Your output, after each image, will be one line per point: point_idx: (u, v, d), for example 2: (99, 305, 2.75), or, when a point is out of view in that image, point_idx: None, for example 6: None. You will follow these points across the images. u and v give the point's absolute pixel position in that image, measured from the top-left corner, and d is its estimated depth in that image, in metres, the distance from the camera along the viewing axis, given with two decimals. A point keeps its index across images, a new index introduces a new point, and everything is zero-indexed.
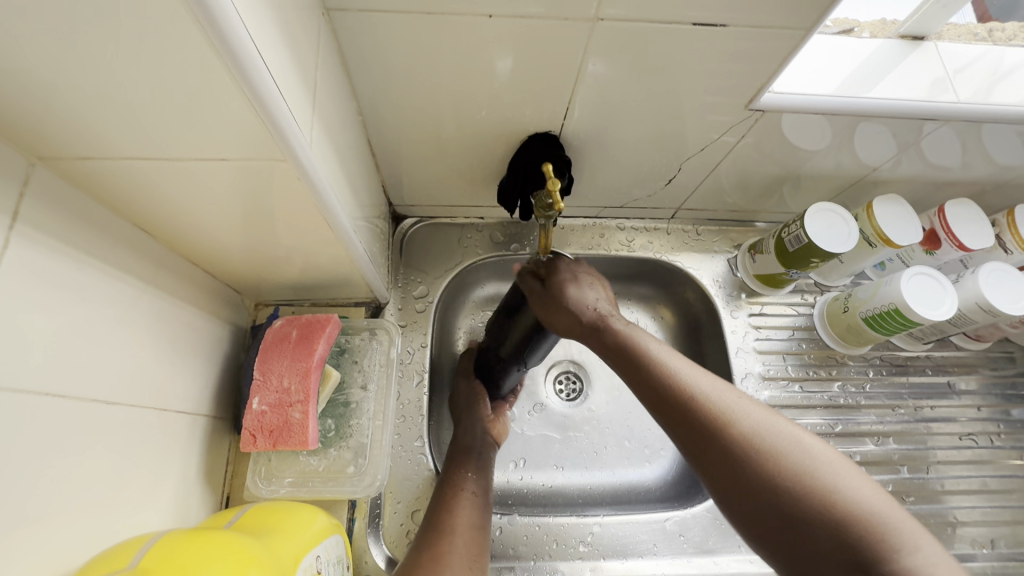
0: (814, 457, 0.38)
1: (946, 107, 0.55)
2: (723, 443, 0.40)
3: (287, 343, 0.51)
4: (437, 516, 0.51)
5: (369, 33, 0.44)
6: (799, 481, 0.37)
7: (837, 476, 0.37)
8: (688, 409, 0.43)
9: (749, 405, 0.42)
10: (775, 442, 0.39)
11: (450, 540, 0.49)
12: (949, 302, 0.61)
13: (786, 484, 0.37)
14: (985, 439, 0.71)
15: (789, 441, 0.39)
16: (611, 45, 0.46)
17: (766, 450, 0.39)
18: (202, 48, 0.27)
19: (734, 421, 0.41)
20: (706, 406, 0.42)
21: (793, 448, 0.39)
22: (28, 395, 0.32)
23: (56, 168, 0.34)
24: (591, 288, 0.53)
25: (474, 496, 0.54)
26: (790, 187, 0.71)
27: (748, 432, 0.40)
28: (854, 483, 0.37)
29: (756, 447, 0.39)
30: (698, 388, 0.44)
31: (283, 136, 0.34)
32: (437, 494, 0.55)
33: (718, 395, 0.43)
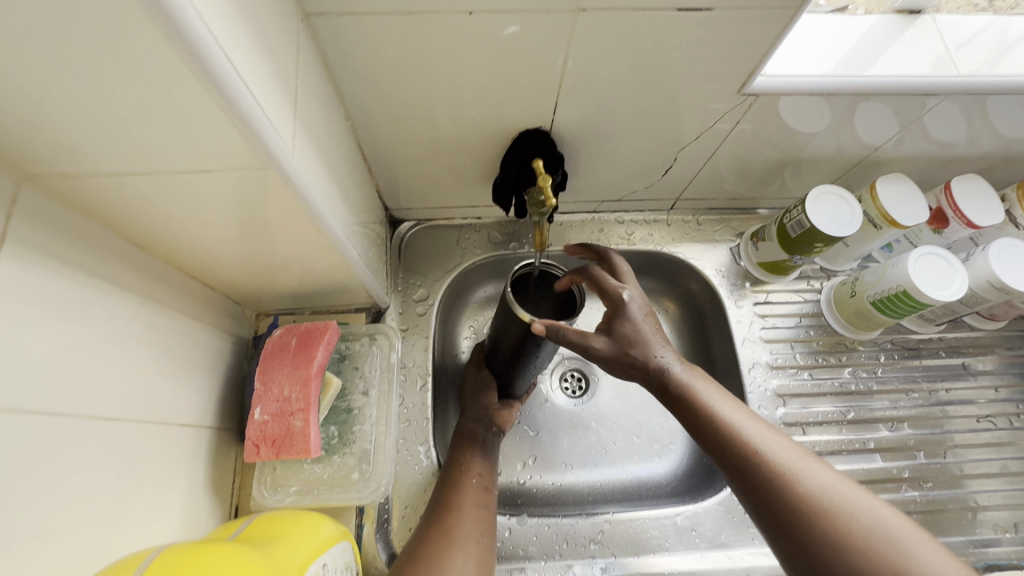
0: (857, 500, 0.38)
1: (946, 81, 0.54)
2: (792, 509, 0.38)
3: (287, 352, 0.51)
4: (442, 494, 0.52)
5: (351, 37, 0.44)
6: (875, 556, 0.35)
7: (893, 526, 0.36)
8: (756, 468, 0.40)
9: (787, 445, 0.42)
10: (852, 511, 0.37)
11: (457, 516, 0.49)
12: (959, 281, 0.60)
13: (860, 558, 0.35)
14: (1003, 421, 0.69)
15: (865, 515, 0.37)
16: (596, 36, 0.46)
17: (841, 522, 0.37)
18: (172, 60, 0.26)
19: (807, 487, 0.39)
20: (778, 469, 0.40)
21: (872, 517, 0.37)
22: (25, 415, 0.32)
23: (43, 187, 0.34)
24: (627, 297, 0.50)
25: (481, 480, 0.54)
26: (792, 172, 0.70)
27: (821, 497, 0.38)
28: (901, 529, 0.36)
29: (829, 514, 0.37)
30: (765, 446, 0.41)
31: (263, 146, 0.33)
32: (442, 475, 0.56)
33: (788, 458, 0.41)
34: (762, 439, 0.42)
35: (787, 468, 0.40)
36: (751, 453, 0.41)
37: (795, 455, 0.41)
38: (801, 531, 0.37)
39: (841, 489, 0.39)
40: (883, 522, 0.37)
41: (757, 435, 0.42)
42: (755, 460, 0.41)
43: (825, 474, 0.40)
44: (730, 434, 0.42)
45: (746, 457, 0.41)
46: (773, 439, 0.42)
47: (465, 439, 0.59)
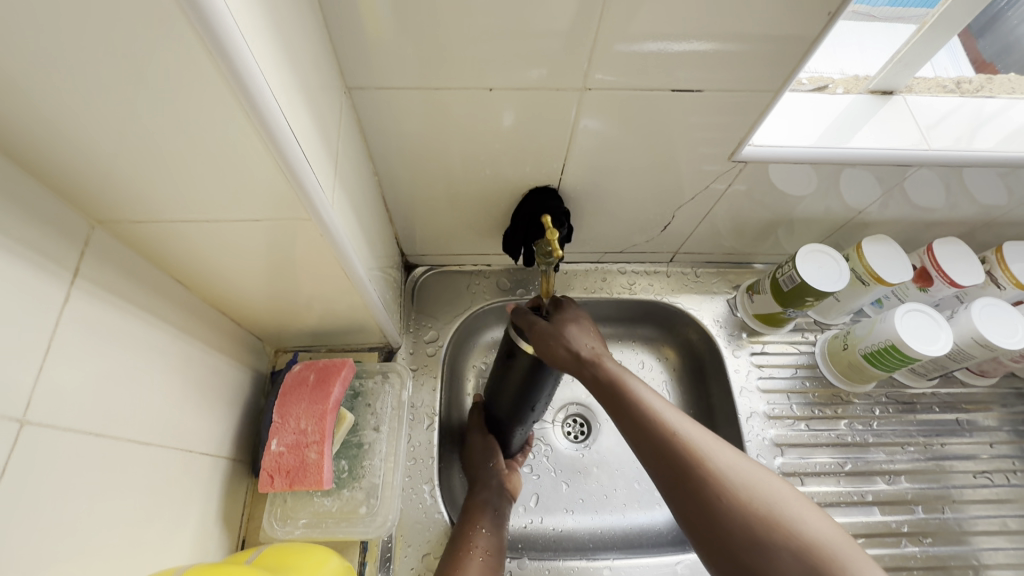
0: (778, 497, 0.39)
1: (917, 154, 0.59)
2: (697, 482, 0.40)
3: (305, 387, 0.54)
4: (446, 571, 0.52)
5: (385, 106, 0.50)
6: (759, 525, 0.38)
7: (802, 516, 0.38)
8: (669, 445, 0.42)
9: (718, 447, 0.42)
10: (746, 485, 0.40)
11: None
12: (945, 337, 0.63)
13: (751, 528, 0.38)
14: (1001, 478, 0.69)
15: (760, 487, 0.40)
16: (599, 109, 0.52)
17: (736, 493, 0.39)
18: (245, 128, 0.32)
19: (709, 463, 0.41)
20: (685, 445, 0.42)
21: (765, 488, 0.39)
22: (79, 434, 0.35)
23: (111, 230, 0.38)
24: (585, 332, 0.50)
25: (485, 558, 0.55)
26: (785, 230, 0.74)
27: (721, 471, 0.40)
28: (809, 516, 0.38)
29: (726, 489, 0.39)
30: (680, 428, 0.43)
31: (308, 199, 0.38)
32: (449, 547, 0.56)
33: (699, 437, 0.43)
34: (678, 419, 0.44)
35: (693, 444, 0.42)
36: (665, 433, 0.43)
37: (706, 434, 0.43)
38: (702, 502, 0.40)
39: (742, 462, 0.41)
40: (774, 493, 0.39)
41: (670, 412, 0.44)
42: (665, 438, 0.42)
43: (726, 449, 0.42)
44: (650, 417, 0.44)
45: (659, 434, 0.43)
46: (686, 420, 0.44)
47: (475, 507, 0.60)
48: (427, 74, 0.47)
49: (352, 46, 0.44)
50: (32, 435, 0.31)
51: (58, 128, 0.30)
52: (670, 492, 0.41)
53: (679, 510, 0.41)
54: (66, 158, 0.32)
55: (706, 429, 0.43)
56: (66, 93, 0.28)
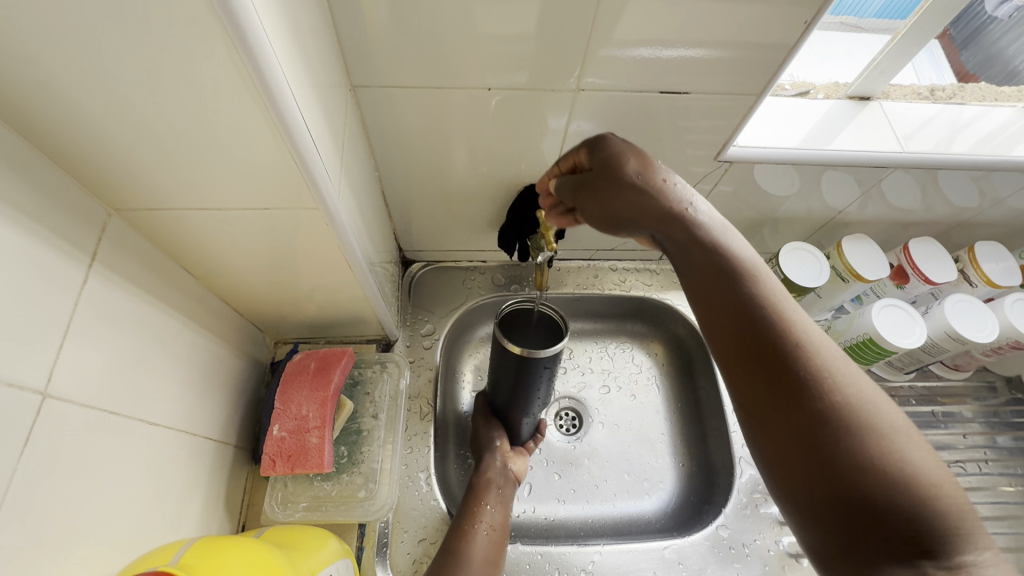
0: (879, 416, 0.31)
1: (892, 156, 0.62)
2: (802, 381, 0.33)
3: (306, 375, 0.55)
4: (452, 544, 0.54)
5: (387, 105, 0.52)
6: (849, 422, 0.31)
7: (905, 445, 0.30)
8: (764, 322, 0.35)
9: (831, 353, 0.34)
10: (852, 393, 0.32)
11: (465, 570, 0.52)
12: (919, 330, 0.65)
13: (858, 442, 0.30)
14: (975, 467, 0.72)
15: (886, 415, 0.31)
16: (592, 110, 0.54)
17: (855, 406, 0.31)
18: (263, 120, 0.34)
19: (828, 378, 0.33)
20: (797, 341, 0.34)
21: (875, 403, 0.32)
22: (94, 411, 0.36)
23: (126, 218, 0.40)
24: (641, 163, 0.44)
25: (490, 533, 0.57)
26: (769, 229, 0.77)
27: (836, 383, 0.32)
28: (911, 447, 0.30)
29: (828, 384, 0.32)
30: (796, 324, 0.35)
31: (316, 189, 0.40)
32: (455, 521, 0.58)
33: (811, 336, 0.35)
34: (800, 321, 0.36)
35: (816, 359, 0.33)
36: (779, 334, 0.35)
37: (838, 362, 0.33)
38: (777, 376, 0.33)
39: (870, 390, 0.32)
40: (886, 413, 0.31)
41: (798, 325, 0.35)
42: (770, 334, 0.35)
43: (838, 358, 0.34)
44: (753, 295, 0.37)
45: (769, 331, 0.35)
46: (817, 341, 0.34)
47: (481, 486, 0.61)
48: (428, 74, 0.49)
49: (357, 46, 0.46)
50: (52, 409, 0.33)
51: (84, 116, 0.32)
52: (746, 345, 0.35)
53: (758, 406, 0.34)
54: (89, 145, 0.34)
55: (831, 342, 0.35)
56: (93, 82, 0.30)
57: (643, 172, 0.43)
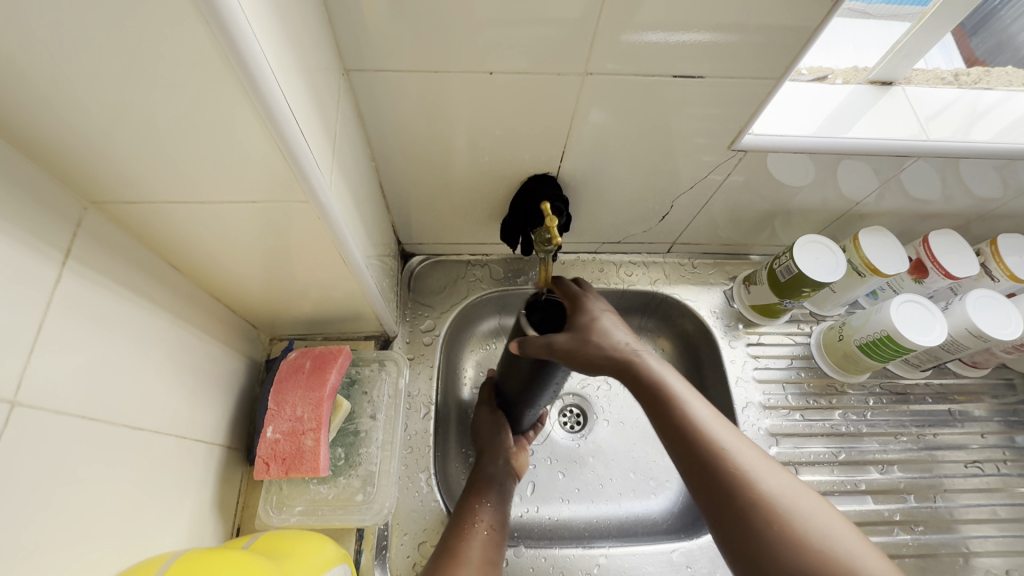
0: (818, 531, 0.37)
1: (915, 145, 0.59)
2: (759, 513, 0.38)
3: (301, 374, 0.53)
4: (450, 542, 0.53)
5: (382, 90, 0.49)
6: (799, 545, 0.37)
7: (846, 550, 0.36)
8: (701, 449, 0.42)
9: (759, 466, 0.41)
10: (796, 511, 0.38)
11: (464, 571, 0.49)
12: (939, 327, 0.63)
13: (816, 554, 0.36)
14: (992, 467, 0.70)
15: (830, 526, 0.38)
16: (600, 96, 0.51)
17: (810, 531, 0.37)
18: (245, 107, 0.31)
19: (781, 503, 0.39)
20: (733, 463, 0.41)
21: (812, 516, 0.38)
22: (70, 419, 0.34)
23: (104, 212, 0.38)
24: (613, 322, 0.50)
25: (490, 532, 0.55)
26: (782, 221, 0.74)
27: (781, 498, 0.39)
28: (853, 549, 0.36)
29: (773, 509, 0.38)
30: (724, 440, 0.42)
31: (306, 181, 0.38)
32: (454, 518, 0.56)
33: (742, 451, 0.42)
34: (727, 438, 0.43)
35: (761, 479, 0.40)
36: (722, 454, 0.42)
37: (774, 475, 0.41)
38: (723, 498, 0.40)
39: (804, 500, 0.39)
40: (822, 523, 0.38)
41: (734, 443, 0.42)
42: (718, 458, 0.41)
43: (772, 475, 0.40)
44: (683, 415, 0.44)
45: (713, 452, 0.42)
46: (748, 452, 0.42)
47: (481, 482, 0.60)
48: (425, 57, 0.46)
49: (349, 27, 0.43)
50: (22, 419, 0.30)
51: (48, 101, 0.29)
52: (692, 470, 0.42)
53: (722, 529, 0.40)
54: (56, 134, 0.31)
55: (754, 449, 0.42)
56: (54, 63, 0.27)
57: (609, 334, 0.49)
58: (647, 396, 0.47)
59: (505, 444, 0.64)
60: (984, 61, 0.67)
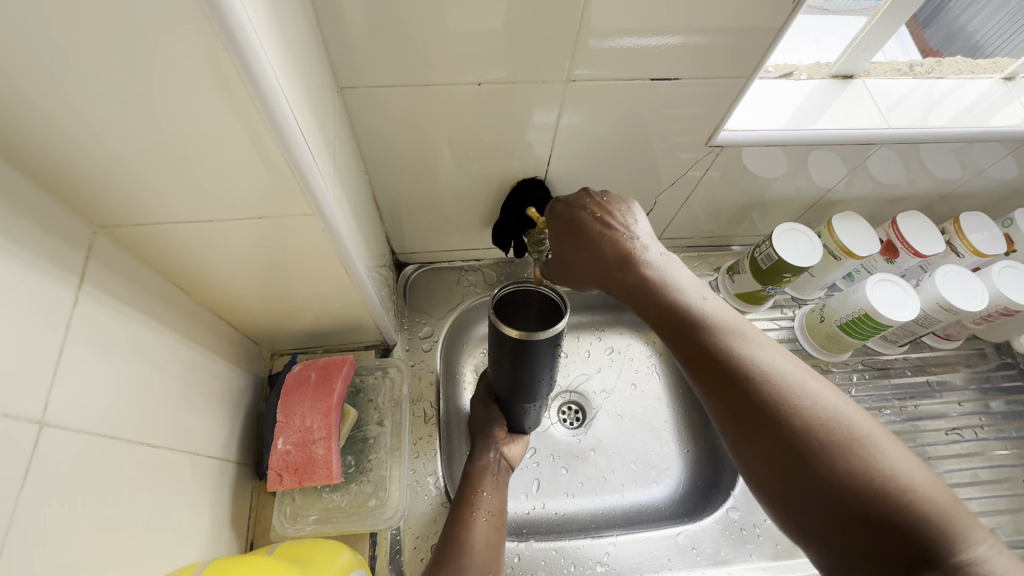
0: (835, 420, 0.36)
1: (878, 132, 0.63)
2: (782, 409, 0.38)
3: (307, 385, 0.54)
4: (454, 532, 0.54)
5: (374, 104, 0.51)
6: (812, 428, 0.36)
7: (867, 440, 0.35)
8: (709, 342, 0.42)
9: (772, 358, 0.40)
10: (813, 402, 0.38)
11: (469, 554, 0.51)
12: (912, 304, 0.66)
13: (819, 432, 0.36)
14: (972, 433, 0.74)
15: (860, 424, 0.36)
16: (583, 100, 0.54)
17: (824, 418, 0.37)
18: (257, 129, 0.33)
19: (800, 398, 0.38)
20: (743, 355, 0.40)
21: (828, 406, 0.37)
22: (92, 437, 0.35)
23: (114, 235, 0.39)
24: (620, 218, 0.50)
25: (491, 518, 0.56)
26: (759, 212, 0.78)
27: (788, 386, 0.39)
28: (874, 442, 0.35)
29: (785, 396, 0.38)
30: (734, 334, 0.42)
31: (312, 196, 0.40)
32: (453, 509, 0.58)
33: (757, 347, 0.41)
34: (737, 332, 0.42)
35: (783, 380, 0.39)
36: (731, 348, 0.41)
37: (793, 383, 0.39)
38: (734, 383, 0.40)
39: (825, 396, 0.38)
40: (839, 412, 0.37)
41: (756, 349, 0.41)
42: (736, 365, 0.40)
43: (789, 370, 0.40)
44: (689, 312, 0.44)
45: (728, 353, 0.41)
46: (774, 356, 0.40)
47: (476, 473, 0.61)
48: (415, 71, 0.48)
49: (341, 46, 0.45)
50: (49, 439, 0.31)
51: (62, 131, 0.30)
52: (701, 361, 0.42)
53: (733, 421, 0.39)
54: (71, 160, 0.32)
55: (770, 345, 0.42)
56: (72, 94, 0.28)
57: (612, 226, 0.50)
58: (660, 306, 0.45)
59: (496, 436, 0.65)
60: (938, 51, 0.72)
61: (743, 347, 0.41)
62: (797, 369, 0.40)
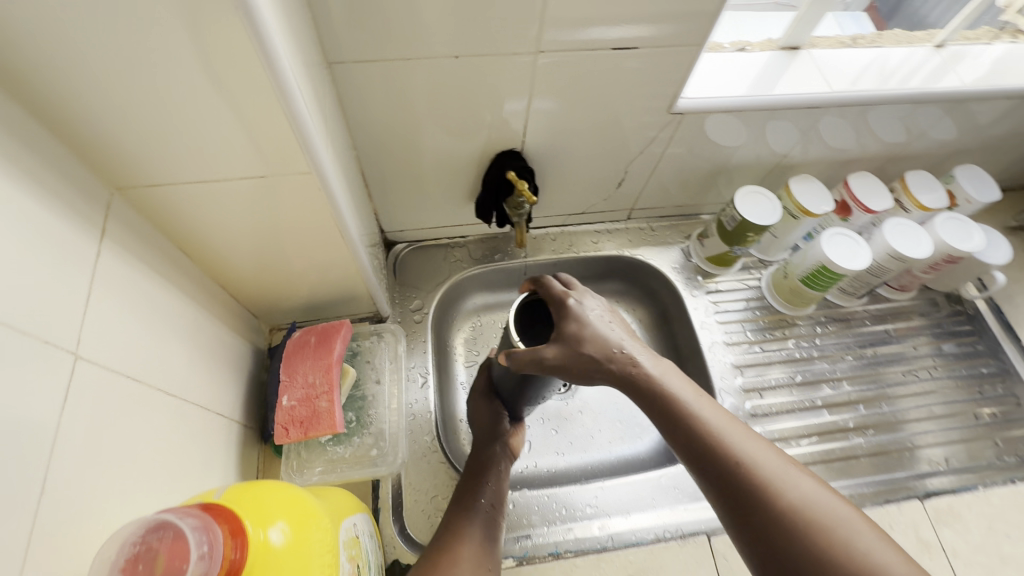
0: (813, 507, 0.40)
1: (824, 96, 0.68)
2: (755, 479, 0.42)
3: (308, 348, 0.58)
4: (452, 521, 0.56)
5: (358, 80, 0.55)
6: (798, 523, 0.39)
7: (839, 521, 0.39)
8: (700, 440, 0.45)
9: (747, 440, 0.45)
10: (788, 482, 0.41)
11: (463, 547, 0.54)
12: (863, 254, 0.72)
13: (801, 521, 0.39)
14: (927, 373, 0.80)
15: (829, 504, 0.40)
16: (551, 72, 0.58)
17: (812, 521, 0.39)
18: (256, 83, 0.36)
19: (775, 480, 0.42)
20: (728, 443, 0.44)
21: (807, 495, 0.41)
22: (116, 377, 0.38)
23: (128, 197, 0.42)
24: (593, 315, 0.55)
25: (489, 511, 0.58)
26: (725, 180, 0.83)
27: (766, 470, 0.42)
28: (846, 522, 0.39)
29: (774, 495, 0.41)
30: (717, 426, 0.46)
31: (309, 151, 0.42)
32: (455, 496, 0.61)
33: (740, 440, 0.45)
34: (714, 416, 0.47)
35: (760, 465, 0.43)
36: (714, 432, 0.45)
37: (777, 461, 0.43)
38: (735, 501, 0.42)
39: (798, 476, 0.42)
40: (812, 493, 0.41)
41: (729, 427, 0.46)
42: (721, 444, 0.44)
43: (766, 453, 0.44)
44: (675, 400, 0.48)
45: (711, 439, 0.45)
46: (750, 441, 0.45)
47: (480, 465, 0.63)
48: (396, 46, 0.52)
49: (326, 24, 0.49)
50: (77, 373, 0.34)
51: (82, 93, 0.34)
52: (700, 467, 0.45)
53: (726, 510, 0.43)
54: (90, 121, 0.36)
55: (747, 430, 0.46)
56: (91, 57, 0.32)
57: (582, 306, 0.55)
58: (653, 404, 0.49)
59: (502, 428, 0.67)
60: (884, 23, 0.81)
61: (727, 437, 0.45)
62: (772, 452, 0.44)
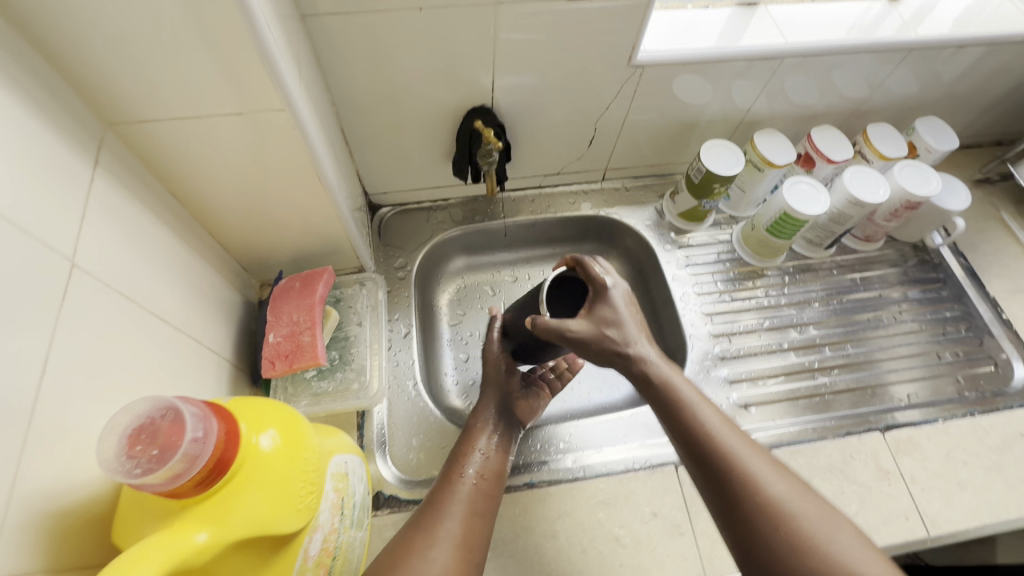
0: (800, 516, 0.44)
1: (779, 46, 0.71)
2: (750, 487, 0.46)
3: (292, 291, 0.62)
4: (438, 491, 0.55)
5: (331, 35, 0.58)
6: (786, 532, 0.44)
7: (824, 535, 0.43)
8: (701, 442, 0.49)
9: (744, 447, 0.49)
10: (781, 492, 0.46)
11: (446, 518, 0.52)
12: (823, 199, 0.75)
13: (789, 530, 0.44)
14: (892, 317, 0.83)
15: (813, 517, 0.44)
16: (513, 25, 0.61)
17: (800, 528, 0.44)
18: (224, 15, 0.38)
19: (767, 487, 0.46)
20: (728, 450, 0.48)
21: (798, 507, 0.45)
22: (108, 290, 0.42)
23: (119, 134, 0.46)
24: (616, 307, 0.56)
25: (480, 482, 0.57)
26: (694, 137, 0.87)
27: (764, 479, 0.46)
28: (830, 534, 0.43)
29: (767, 502, 0.45)
30: (719, 431, 0.49)
31: (281, 88, 0.45)
32: (449, 463, 0.60)
33: (740, 445, 0.49)
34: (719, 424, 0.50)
35: (754, 473, 0.47)
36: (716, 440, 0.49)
37: (773, 471, 0.47)
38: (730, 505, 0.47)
39: (789, 487, 0.46)
40: (803, 506, 0.45)
41: (730, 436, 0.49)
42: (723, 452, 0.48)
43: (763, 464, 0.48)
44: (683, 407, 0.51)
45: (712, 443, 0.49)
46: (750, 450, 0.48)
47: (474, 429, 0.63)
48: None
49: None
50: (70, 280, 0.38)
51: (67, 29, 0.37)
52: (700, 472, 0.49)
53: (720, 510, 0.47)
54: (77, 55, 0.39)
55: (746, 437, 0.50)
56: None
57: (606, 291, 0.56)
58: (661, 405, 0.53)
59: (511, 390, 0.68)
60: None
61: (728, 443, 0.49)
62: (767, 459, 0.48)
